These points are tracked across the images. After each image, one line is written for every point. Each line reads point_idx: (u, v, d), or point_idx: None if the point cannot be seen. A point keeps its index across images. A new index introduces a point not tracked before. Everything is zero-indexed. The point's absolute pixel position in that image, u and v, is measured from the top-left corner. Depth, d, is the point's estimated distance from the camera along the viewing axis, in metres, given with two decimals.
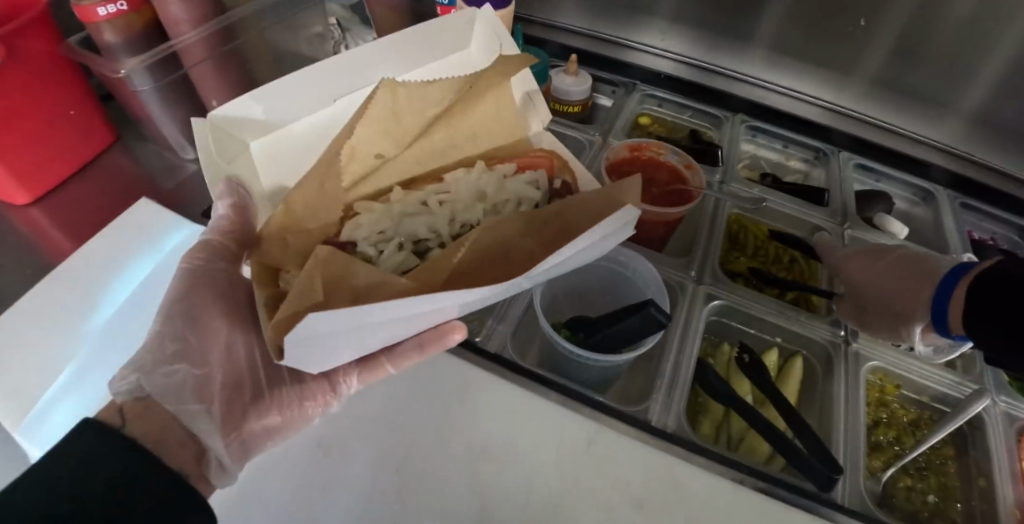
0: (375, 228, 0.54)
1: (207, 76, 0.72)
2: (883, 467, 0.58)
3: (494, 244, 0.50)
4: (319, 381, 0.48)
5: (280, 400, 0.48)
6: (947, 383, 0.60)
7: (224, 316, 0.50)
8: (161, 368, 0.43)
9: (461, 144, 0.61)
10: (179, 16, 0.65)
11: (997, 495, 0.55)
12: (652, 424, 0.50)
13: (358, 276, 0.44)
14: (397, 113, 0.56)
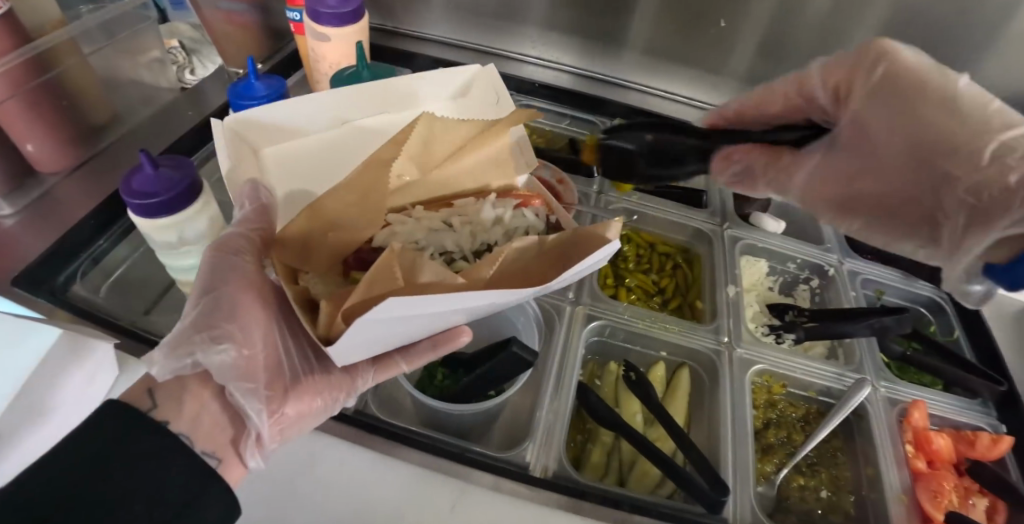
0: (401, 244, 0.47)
1: (20, 117, 0.60)
2: (776, 469, 0.58)
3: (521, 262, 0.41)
4: (338, 371, 0.43)
5: (321, 391, 0.42)
6: (826, 376, 0.62)
7: (266, 297, 0.42)
8: (193, 344, 0.36)
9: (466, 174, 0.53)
10: None
11: (880, 478, 0.56)
12: (531, 470, 0.47)
13: (421, 273, 0.37)
14: (428, 144, 0.51)
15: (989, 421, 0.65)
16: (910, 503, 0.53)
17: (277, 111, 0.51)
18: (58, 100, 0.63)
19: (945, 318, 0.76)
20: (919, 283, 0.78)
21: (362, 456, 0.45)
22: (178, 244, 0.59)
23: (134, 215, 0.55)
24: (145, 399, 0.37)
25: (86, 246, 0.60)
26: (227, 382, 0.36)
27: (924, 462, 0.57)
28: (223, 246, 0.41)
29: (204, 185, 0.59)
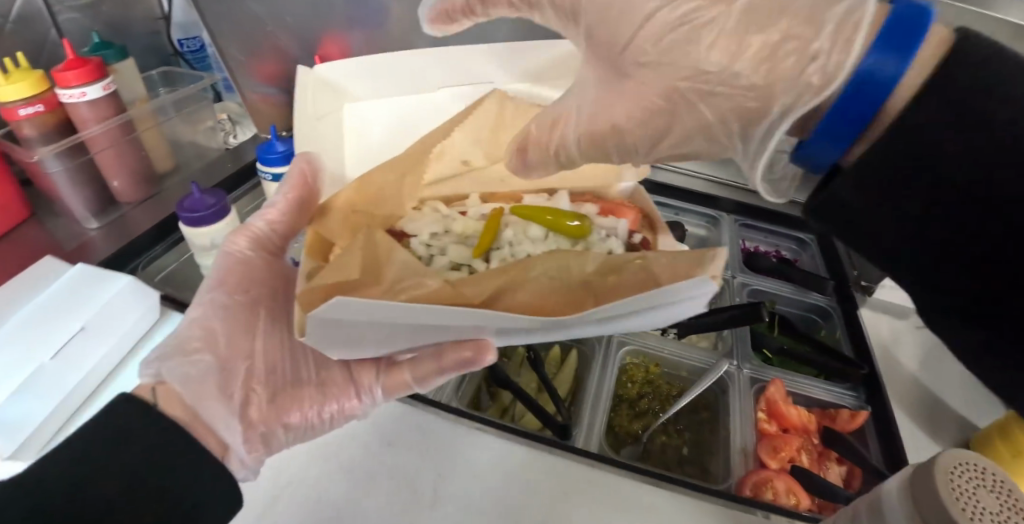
0: (429, 230, 0.68)
1: (111, 161, 0.88)
2: (643, 428, 0.71)
3: (548, 286, 0.50)
4: (347, 386, 0.59)
5: (303, 397, 0.59)
6: (693, 359, 0.75)
7: (263, 300, 0.62)
8: (187, 357, 0.54)
9: (525, 178, 0.76)
10: (85, 114, 0.81)
11: (731, 436, 0.67)
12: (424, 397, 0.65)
13: (386, 273, 0.51)
14: (493, 131, 0.74)
15: (858, 402, 0.72)
16: (752, 456, 0.64)
17: (354, 78, 0.76)
18: (138, 151, 0.91)
19: (831, 324, 0.86)
20: (810, 293, 0.90)
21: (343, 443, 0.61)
22: (209, 248, 0.82)
23: (183, 226, 0.81)
24: (147, 393, 0.52)
25: (142, 251, 0.85)
26: (187, 383, 0.52)
27: (775, 426, 0.68)
28: (239, 253, 0.64)
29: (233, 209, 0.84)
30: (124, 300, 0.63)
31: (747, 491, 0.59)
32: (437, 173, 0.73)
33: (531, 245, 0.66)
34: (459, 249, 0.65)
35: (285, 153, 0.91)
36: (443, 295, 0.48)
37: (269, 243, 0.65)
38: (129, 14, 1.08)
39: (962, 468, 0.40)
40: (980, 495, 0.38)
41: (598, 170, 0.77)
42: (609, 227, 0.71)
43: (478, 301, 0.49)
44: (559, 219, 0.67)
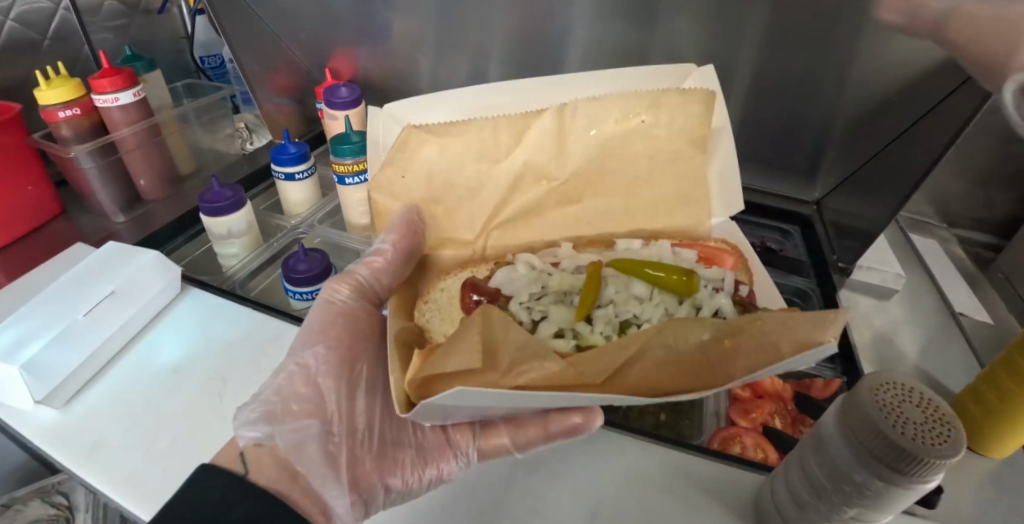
0: (528, 293, 0.65)
1: (138, 161, 0.96)
2: None
3: (660, 357, 0.48)
4: (442, 447, 0.55)
5: (399, 461, 0.54)
6: None
7: (360, 354, 0.60)
8: (294, 426, 0.53)
9: (614, 219, 0.76)
10: (117, 117, 0.90)
11: (706, 400, 0.70)
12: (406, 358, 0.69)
13: (501, 353, 0.46)
14: (567, 143, 0.70)
15: (834, 373, 0.74)
16: (724, 417, 0.68)
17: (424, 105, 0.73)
18: (162, 152, 1.00)
19: (811, 304, 0.88)
20: (791, 275, 0.93)
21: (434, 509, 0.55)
22: (225, 236, 0.89)
23: (203, 217, 0.87)
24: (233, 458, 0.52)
25: (162, 242, 0.91)
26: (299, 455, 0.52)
27: (747, 391, 0.70)
28: (342, 301, 0.64)
29: (248, 202, 0.91)
30: (149, 274, 0.69)
31: (715, 445, 0.63)
32: (499, 204, 0.74)
33: (633, 305, 0.63)
34: (559, 309, 0.62)
35: (298, 154, 0.99)
36: (560, 377, 0.46)
37: (370, 292, 0.66)
38: (155, 35, 1.22)
39: (887, 388, 0.43)
40: (906, 406, 0.41)
41: (688, 186, 0.73)
42: (712, 278, 0.68)
43: (600, 381, 0.47)
44: (665, 275, 0.63)
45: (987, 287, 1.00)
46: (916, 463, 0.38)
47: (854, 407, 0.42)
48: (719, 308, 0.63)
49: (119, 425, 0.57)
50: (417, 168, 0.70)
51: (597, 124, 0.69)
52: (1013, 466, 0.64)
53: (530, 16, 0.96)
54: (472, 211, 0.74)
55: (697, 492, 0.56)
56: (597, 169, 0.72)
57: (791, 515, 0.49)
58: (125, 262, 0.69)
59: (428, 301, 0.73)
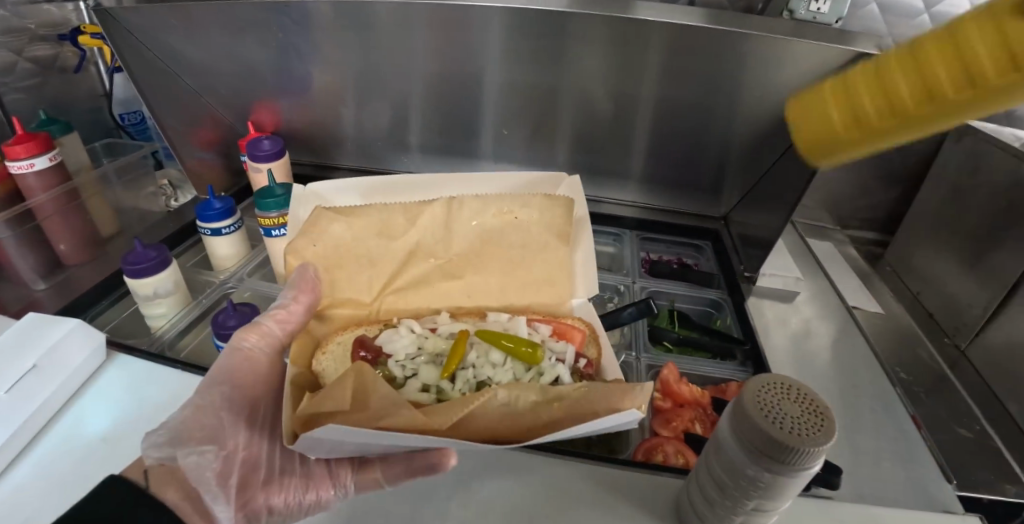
0: (405, 352, 0.67)
1: (59, 226, 0.94)
2: None
3: (502, 413, 0.50)
4: (325, 476, 0.58)
5: (285, 485, 0.58)
6: None
7: (262, 395, 0.63)
8: (196, 447, 0.52)
9: (493, 294, 0.76)
10: (33, 183, 0.90)
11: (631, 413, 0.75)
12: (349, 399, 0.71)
13: (371, 403, 0.49)
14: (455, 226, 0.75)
15: (746, 375, 0.81)
16: (648, 428, 0.73)
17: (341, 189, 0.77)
18: (83, 216, 0.98)
19: (725, 313, 0.95)
20: (704, 289, 0.99)
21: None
22: (152, 297, 0.87)
23: (126, 279, 0.86)
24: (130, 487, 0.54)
25: (86, 305, 0.89)
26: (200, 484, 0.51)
27: (668, 402, 0.75)
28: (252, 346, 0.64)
29: (174, 261, 0.90)
30: (75, 340, 0.70)
31: (640, 456, 0.67)
32: (392, 273, 0.75)
33: (488, 369, 0.65)
34: (424, 369, 0.64)
35: (223, 209, 0.99)
36: (419, 423, 0.48)
37: (279, 342, 0.66)
38: (72, 96, 1.21)
39: (769, 388, 0.49)
40: (783, 404, 0.46)
41: (553, 267, 0.76)
42: (558, 350, 0.70)
43: (445, 427, 0.48)
44: (516, 345, 0.65)
45: (878, 281, 1.12)
46: (792, 453, 0.43)
47: (741, 410, 0.47)
48: (558, 376, 0.65)
49: (45, 502, 0.57)
50: (329, 243, 0.72)
51: (493, 209, 0.75)
52: (903, 440, 0.72)
53: (446, 62, 1.03)
54: (369, 279, 0.74)
55: (622, 498, 0.59)
56: (481, 249, 0.76)
57: (707, 512, 0.53)
58: (43, 330, 0.69)
59: (325, 352, 0.71)
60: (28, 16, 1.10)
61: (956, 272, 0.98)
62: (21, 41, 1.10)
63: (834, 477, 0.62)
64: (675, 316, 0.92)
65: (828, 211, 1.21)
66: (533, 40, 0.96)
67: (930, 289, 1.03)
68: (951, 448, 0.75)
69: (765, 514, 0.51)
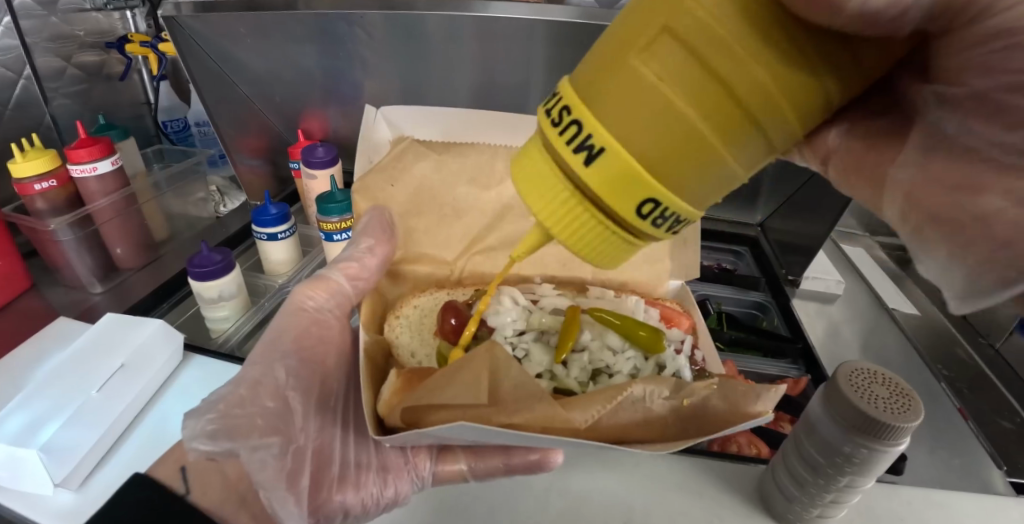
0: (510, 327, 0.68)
1: (115, 230, 0.95)
2: None
3: (637, 411, 0.52)
4: (401, 469, 0.59)
5: (362, 482, 0.59)
6: None
7: (333, 369, 0.65)
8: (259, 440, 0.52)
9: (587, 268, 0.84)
10: (94, 188, 0.90)
11: None
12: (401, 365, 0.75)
13: (502, 386, 0.50)
14: None
15: (801, 372, 0.83)
16: None
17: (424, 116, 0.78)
18: (138, 220, 0.99)
19: (770, 314, 0.99)
20: (750, 292, 1.03)
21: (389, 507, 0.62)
22: (216, 300, 0.88)
23: (192, 281, 0.87)
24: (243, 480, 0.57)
25: (148, 309, 0.89)
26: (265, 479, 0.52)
27: None
28: (316, 306, 0.69)
29: (236, 264, 0.91)
30: (155, 343, 0.70)
31: (714, 447, 0.69)
32: (482, 230, 0.81)
33: (607, 354, 0.67)
34: (539, 350, 0.67)
35: (280, 214, 1.01)
36: (549, 420, 0.49)
37: (347, 298, 0.71)
38: (117, 102, 1.22)
39: (859, 374, 0.51)
40: (875, 388, 0.49)
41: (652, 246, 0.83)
42: (675, 338, 0.74)
43: (584, 427, 0.50)
44: (632, 330, 0.67)
45: (907, 285, 1.17)
46: (886, 429, 0.46)
47: (832, 393, 0.50)
48: (679, 369, 0.67)
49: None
50: (419, 189, 0.77)
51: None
52: (957, 430, 0.75)
53: (491, 71, 1.06)
54: (463, 226, 0.81)
55: (709, 487, 0.62)
56: None
57: (793, 494, 0.56)
58: (127, 331, 0.70)
59: (397, 319, 0.78)
60: (77, 23, 1.11)
61: None
62: (70, 48, 1.10)
63: (904, 464, 0.65)
64: (723, 319, 0.95)
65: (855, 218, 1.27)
66: (580, 52, 1.00)
67: None
68: (998, 439, 0.79)
69: (852, 494, 0.54)
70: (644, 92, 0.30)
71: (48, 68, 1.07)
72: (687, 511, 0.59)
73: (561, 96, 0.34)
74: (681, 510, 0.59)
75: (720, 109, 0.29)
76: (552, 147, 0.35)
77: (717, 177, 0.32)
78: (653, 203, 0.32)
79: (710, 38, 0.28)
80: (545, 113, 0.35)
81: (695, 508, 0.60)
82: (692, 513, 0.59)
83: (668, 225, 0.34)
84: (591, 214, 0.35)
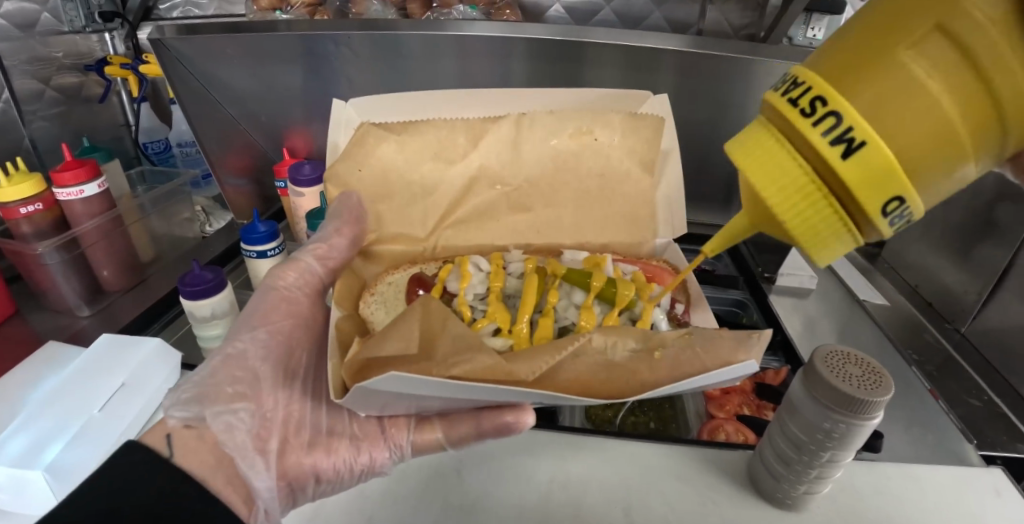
0: (473, 293, 0.77)
1: (102, 252, 0.94)
2: (614, 415, 0.82)
3: (598, 360, 0.58)
4: (376, 438, 0.62)
5: (336, 449, 0.62)
6: None
7: (298, 343, 0.70)
8: (229, 407, 0.57)
9: (566, 230, 0.89)
10: (80, 210, 0.90)
11: (685, 403, 0.81)
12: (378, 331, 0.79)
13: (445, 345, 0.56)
14: (521, 152, 0.84)
15: (780, 363, 0.88)
16: (703, 414, 0.79)
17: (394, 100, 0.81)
18: (124, 242, 0.98)
19: (749, 310, 1.04)
20: (729, 290, 1.08)
21: (384, 500, 0.62)
22: (208, 317, 0.89)
23: (183, 300, 0.87)
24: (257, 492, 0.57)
25: (140, 329, 0.89)
26: (242, 455, 0.56)
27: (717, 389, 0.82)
28: (287, 284, 0.73)
29: (227, 282, 0.92)
30: (152, 361, 0.70)
31: (703, 436, 0.73)
32: (451, 204, 0.87)
33: (571, 311, 0.74)
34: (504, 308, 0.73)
35: (269, 232, 1.02)
36: (493, 369, 0.54)
37: (317, 276, 0.76)
38: (98, 124, 1.22)
39: (833, 355, 0.56)
40: (846, 367, 0.54)
41: (633, 205, 0.87)
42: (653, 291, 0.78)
43: (531, 379, 0.55)
44: (602, 287, 0.74)
45: (877, 277, 1.24)
46: (861, 405, 0.50)
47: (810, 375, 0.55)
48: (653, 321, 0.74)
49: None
50: (387, 171, 0.83)
51: (556, 133, 0.83)
52: (928, 409, 0.81)
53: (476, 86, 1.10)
54: (432, 202, 0.87)
55: (703, 474, 0.65)
56: (549, 181, 0.86)
57: (780, 472, 0.60)
58: (125, 351, 0.70)
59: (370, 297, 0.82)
60: (56, 45, 1.10)
61: (946, 263, 1.10)
62: (49, 70, 1.10)
63: (881, 443, 0.70)
64: None
65: None
66: (558, 66, 1.05)
67: (925, 280, 1.16)
68: (967, 416, 0.85)
69: (835, 469, 0.58)
70: (908, 90, 0.33)
71: (27, 91, 1.06)
72: (684, 498, 0.62)
73: (808, 84, 0.37)
74: (678, 498, 0.62)
75: (980, 115, 0.33)
76: (788, 132, 0.38)
77: (952, 176, 0.36)
78: (898, 200, 0.36)
79: (991, 43, 0.31)
80: (783, 99, 0.38)
81: (691, 494, 0.63)
82: (689, 500, 0.62)
83: (898, 222, 0.38)
84: (827, 207, 0.37)
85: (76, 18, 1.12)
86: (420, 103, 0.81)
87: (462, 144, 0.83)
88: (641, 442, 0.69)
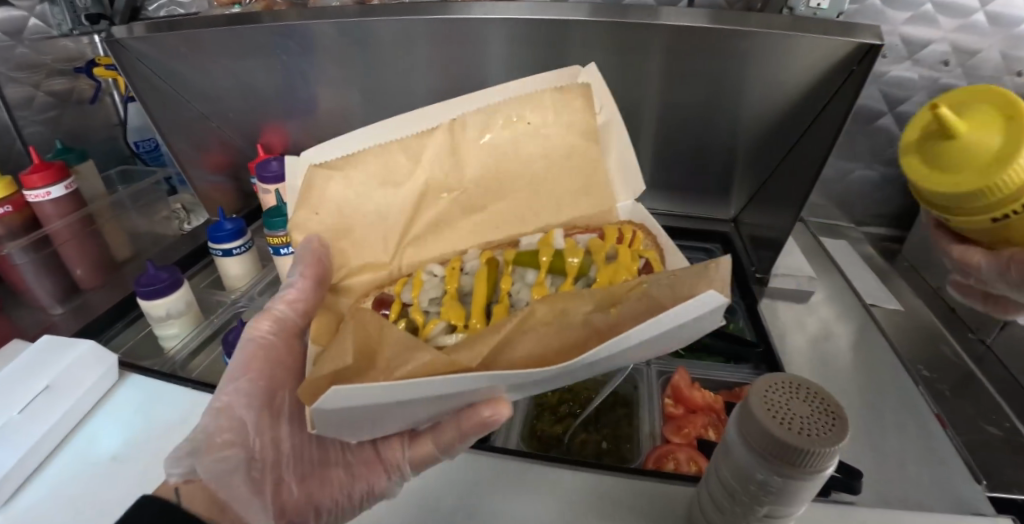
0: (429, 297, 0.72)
1: (74, 251, 0.97)
2: (564, 431, 0.75)
3: (549, 332, 0.51)
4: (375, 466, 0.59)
5: (331, 480, 0.60)
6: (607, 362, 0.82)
7: (282, 384, 0.63)
8: (214, 453, 0.53)
9: (525, 219, 0.80)
10: (50, 211, 0.92)
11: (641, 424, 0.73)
12: None
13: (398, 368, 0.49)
14: (473, 162, 0.74)
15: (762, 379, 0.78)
16: (660, 437, 0.70)
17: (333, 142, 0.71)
18: (99, 241, 1.01)
19: (737, 316, 0.92)
20: None
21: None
22: (164, 317, 0.89)
23: (140, 300, 0.87)
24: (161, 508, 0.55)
25: (104, 328, 0.91)
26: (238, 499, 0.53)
27: (680, 408, 0.73)
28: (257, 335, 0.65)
29: (185, 281, 0.92)
30: (83, 364, 0.71)
31: (650, 464, 0.65)
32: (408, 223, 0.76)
33: (522, 291, 0.71)
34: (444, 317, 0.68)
35: (234, 229, 1.01)
36: (441, 363, 0.48)
37: (292, 322, 0.67)
38: (92, 125, 1.26)
39: (777, 387, 0.46)
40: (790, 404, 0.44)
41: (589, 171, 0.77)
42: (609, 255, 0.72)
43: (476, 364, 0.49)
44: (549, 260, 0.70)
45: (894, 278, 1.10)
46: (802, 457, 0.40)
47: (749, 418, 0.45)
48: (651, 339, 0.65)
49: (60, 516, 0.58)
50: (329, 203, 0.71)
51: (488, 132, 0.73)
52: (934, 440, 0.69)
53: (453, 77, 1.04)
54: (386, 233, 0.76)
55: (635, 511, 0.58)
56: (493, 184, 0.76)
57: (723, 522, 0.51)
58: (59, 354, 0.70)
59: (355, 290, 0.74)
60: (47, 50, 1.14)
61: None
62: (40, 76, 1.14)
63: (860, 482, 0.59)
64: None
65: (840, 209, 1.22)
66: (528, 52, 0.97)
67: None
68: (983, 448, 0.72)
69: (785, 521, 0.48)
70: None
71: (17, 97, 1.10)
72: None
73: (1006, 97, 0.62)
74: None
75: None
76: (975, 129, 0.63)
77: None
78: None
79: None
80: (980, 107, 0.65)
81: None
82: None
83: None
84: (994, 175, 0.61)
85: (62, 22, 1.12)
86: (369, 137, 0.72)
87: (403, 163, 0.72)
88: (573, 468, 0.63)
